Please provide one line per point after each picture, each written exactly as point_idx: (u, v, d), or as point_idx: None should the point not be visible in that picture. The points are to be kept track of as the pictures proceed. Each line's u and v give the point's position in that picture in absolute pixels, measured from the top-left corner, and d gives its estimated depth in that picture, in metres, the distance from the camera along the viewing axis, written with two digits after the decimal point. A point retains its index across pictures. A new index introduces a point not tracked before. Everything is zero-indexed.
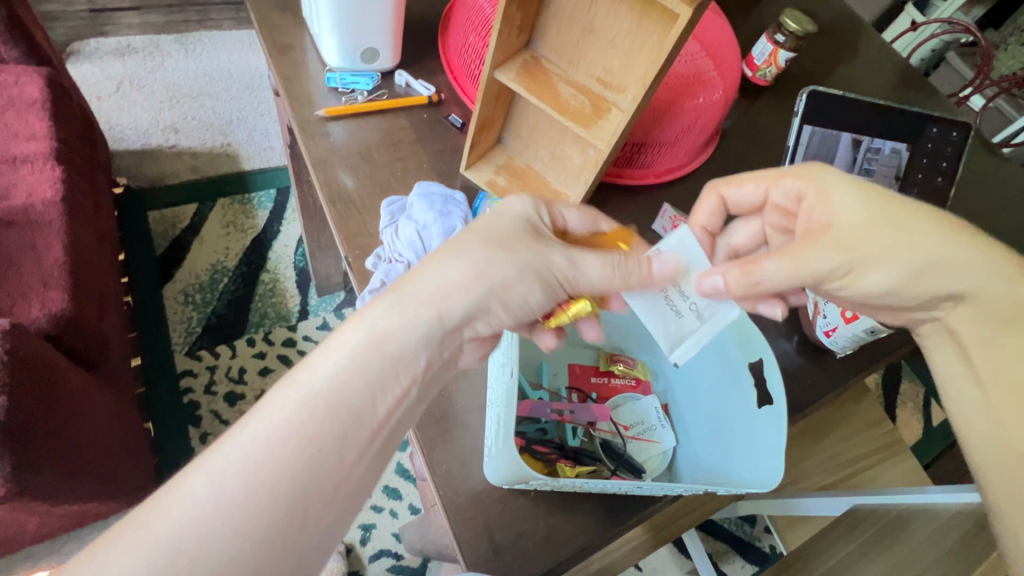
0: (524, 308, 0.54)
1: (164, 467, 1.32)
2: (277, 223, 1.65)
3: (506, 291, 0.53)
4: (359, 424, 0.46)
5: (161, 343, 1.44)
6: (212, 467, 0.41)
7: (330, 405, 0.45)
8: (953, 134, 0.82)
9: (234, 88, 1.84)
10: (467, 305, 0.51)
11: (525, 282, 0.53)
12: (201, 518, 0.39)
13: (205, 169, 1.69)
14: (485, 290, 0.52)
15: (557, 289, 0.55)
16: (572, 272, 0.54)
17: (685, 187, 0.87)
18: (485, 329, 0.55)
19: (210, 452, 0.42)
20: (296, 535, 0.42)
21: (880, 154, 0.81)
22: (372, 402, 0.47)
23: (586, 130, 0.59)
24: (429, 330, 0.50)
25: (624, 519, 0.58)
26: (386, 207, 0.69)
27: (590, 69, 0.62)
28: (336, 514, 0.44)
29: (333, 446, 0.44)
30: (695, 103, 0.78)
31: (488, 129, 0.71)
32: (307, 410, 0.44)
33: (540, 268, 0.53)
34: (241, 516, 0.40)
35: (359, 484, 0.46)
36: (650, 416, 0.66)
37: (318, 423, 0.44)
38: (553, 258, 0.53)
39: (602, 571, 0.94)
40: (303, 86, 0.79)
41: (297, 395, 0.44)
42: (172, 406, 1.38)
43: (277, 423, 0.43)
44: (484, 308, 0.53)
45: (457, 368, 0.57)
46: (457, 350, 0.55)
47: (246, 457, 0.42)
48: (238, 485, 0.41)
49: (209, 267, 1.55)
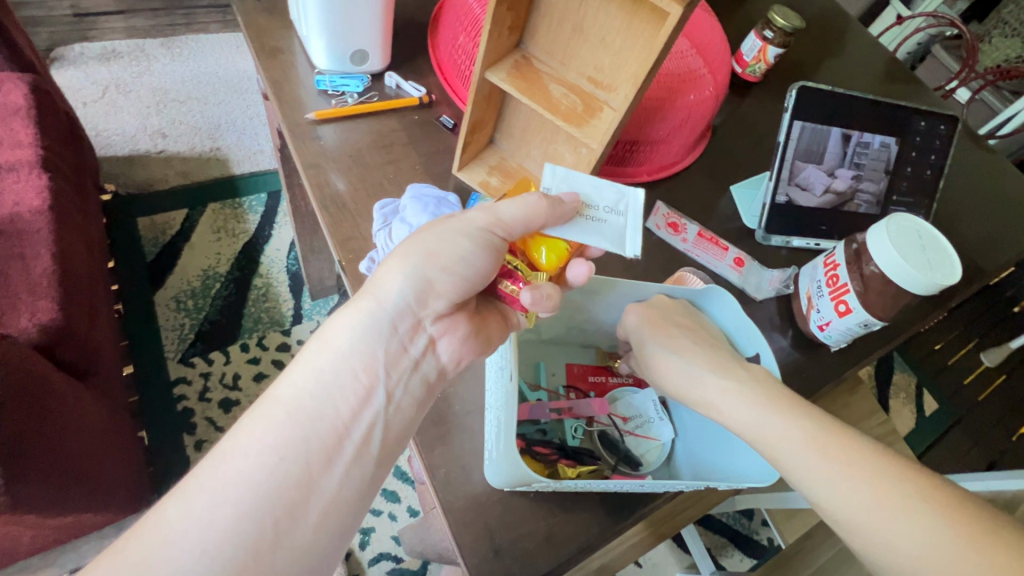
0: (463, 268, 0.54)
1: (159, 476, 1.30)
2: (268, 227, 1.64)
3: (435, 256, 0.53)
4: (323, 425, 0.47)
5: (153, 351, 1.42)
6: (183, 492, 0.42)
7: (288, 411, 0.46)
8: (940, 127, 0.83)
9: (223, 92, 1.82)
10: (406, 289, 0.53)
11: (450, 242, 0.53)
12: (174, 535, 0.41)
13: (194, 174, 1.67)
14: (415, 263, 0.53)
15: (490, 242, 0.54)
16: (496, 221, 0.53)
17: (678, 184, 0.87)
18: (437, 308, 0.55)
19: (181, 480, 0.43)
20: (269, 543, 0.43)
21: (869, 148, 0.81)
22: (334, 404, 0.48)
23: (578, 129, 0.59)
24: (373, 323, 0.51)
25: (624, 518, 0.58)
26: (378, 210, 0.68)
27: (581, 68, 0.62)
28: (313, 518, 0.45)
29: (296, 451, 0.45)
30: (685, 100, 0.78)
31: (480, 130, 0.71)
32: (262, 419, 0.45)
33: (472, 236, 0.53)
34: (212, 534, 0.41)
35: (335, 487, 0.46)
36: (647, 410, 0.66)
37: (277, 430, 0.45)
38: (470, 213, 0.53)
39: (602, 569, 0.94)
40: (293, 89, 0.78)
41: (251, 409, 0.46)
42: (166, 414, 1.37)
43: (235, 438, 0.45)
44: (425, 287, 0.53)
45: (429, 365, 0.55)
46: (416, 340, 0.54)
47: (210, 476, 0.43)
48: (206, 500, 0.42)
49: (201, 273, 1.54)
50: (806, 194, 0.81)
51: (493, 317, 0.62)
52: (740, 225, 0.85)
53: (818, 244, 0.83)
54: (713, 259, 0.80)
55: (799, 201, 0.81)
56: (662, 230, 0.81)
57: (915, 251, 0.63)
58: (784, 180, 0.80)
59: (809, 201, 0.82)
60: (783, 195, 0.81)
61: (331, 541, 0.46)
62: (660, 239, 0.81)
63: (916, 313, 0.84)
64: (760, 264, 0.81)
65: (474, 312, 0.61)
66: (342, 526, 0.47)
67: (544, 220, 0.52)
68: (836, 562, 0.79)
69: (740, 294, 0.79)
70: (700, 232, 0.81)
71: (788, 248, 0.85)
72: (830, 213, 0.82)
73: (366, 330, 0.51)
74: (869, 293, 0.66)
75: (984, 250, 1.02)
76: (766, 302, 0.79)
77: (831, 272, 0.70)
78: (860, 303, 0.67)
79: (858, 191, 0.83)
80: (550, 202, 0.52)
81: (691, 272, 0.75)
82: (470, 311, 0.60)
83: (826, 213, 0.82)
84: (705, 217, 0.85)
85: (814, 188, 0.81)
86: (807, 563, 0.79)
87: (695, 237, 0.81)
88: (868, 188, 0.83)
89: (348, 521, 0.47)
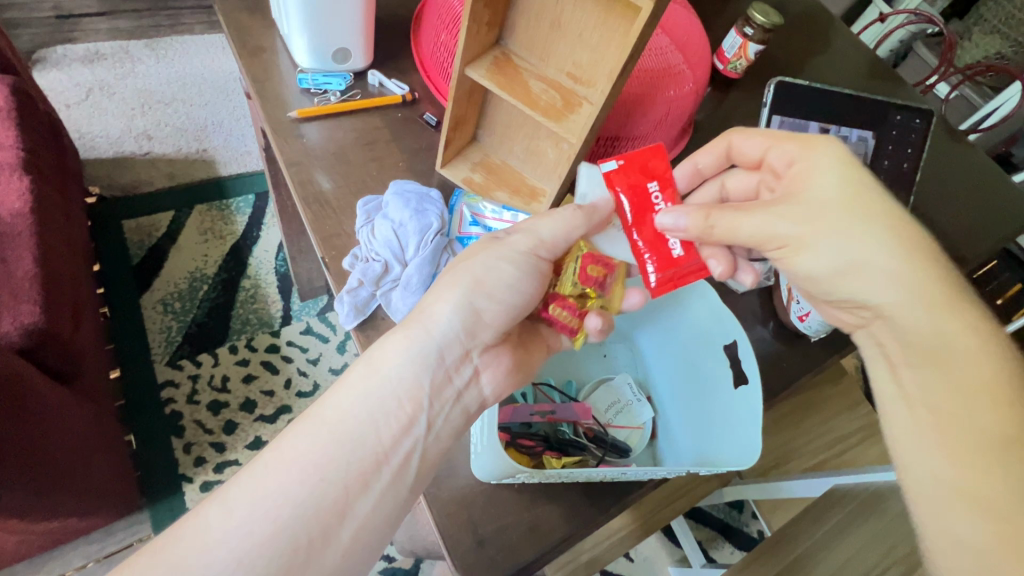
0: (510, 295, 0.57)
1: (147, 480, 1.29)
2: (256, 229, 1.63)
3: (482, 283, 0.57)
4: (364, 447, 0.47)
5: (141, 354, 1.41)
6: (225, 497, 0.43)
7: (335, 432, 0.47)
8: (916, 121, 0.85)
9: (208, 93, 1.81)
10: (456, 319, 0.55)
11: (496, 269, 0.57)
12: (213, 542, 0.41)
13: (180, 176, 1.66)
14: (463, 292, 0.56)
15: (537, 267, 0.58)
16: (538, 242, 0.58)
17: None
18: (481, 337, 0.56)
19: (224, 486, 0.44)
20: (300, 563, 0.42)
21: (847, 142, 0.83)
22: (376, 428, 0.48)
23: (557, 124, 0.60)
24: (421, 350, 0.53)
25: (607, 506, 0.59)
26: (361, 207, 0.69)
27: (560, 64, 0.63)
28: (344, 541, 0.45)
29: (337, 471, 0.46)
30: (666, 96, 0.79)
31: (462, 126, 0.72)
32: (310, 439, 0.46)
33: (515, 259, 0.57)
34: (249, 545, 0.41)
35: (370, 510, 0.46)
36: (624, 394, 0.68)
37: (324, 449, 0.46)
38: (513, 241, 0.58)
39: (591, 563, 0.95)
40: (275, 88, 0.78)
41: (301, 425, 0.47)
42: (154, 418, 1.36)
43: (283, 453, 0.45)
44: (473, 316, 0.56)
45: (472, 397, 0.55)
46: (461, 369, 0.55)
47: (257, 485, 0.44)
48: (247, 511, 0.42)
49: (189, 275, 1.53)
50: None
51: (538, 349, 0.63)
52: None
53: None
54: None
55: None
56: None
57: None
58: None
59: None
60: None
61: (360, 567, 0.46)
62: None
63: None
64: None
65: (516, 343, 0.62)
66: (371, 554, 0.46)
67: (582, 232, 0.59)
68: (818, 549, 0.80)
69: (722, 287, 0.81)
70: None
71: None
72: None
73: (416, 358, 0.52)
74: None
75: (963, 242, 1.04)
76: (747, 294, 0.81)
77: None
78: None
79: None
80: (584, 213, 0.59)
81: None
82: (512, 343, 0.61)
83: None
84: None
85: None
86: (791, 552, 0.80)
87: None
88: None
89: (377, 550, 0.47)
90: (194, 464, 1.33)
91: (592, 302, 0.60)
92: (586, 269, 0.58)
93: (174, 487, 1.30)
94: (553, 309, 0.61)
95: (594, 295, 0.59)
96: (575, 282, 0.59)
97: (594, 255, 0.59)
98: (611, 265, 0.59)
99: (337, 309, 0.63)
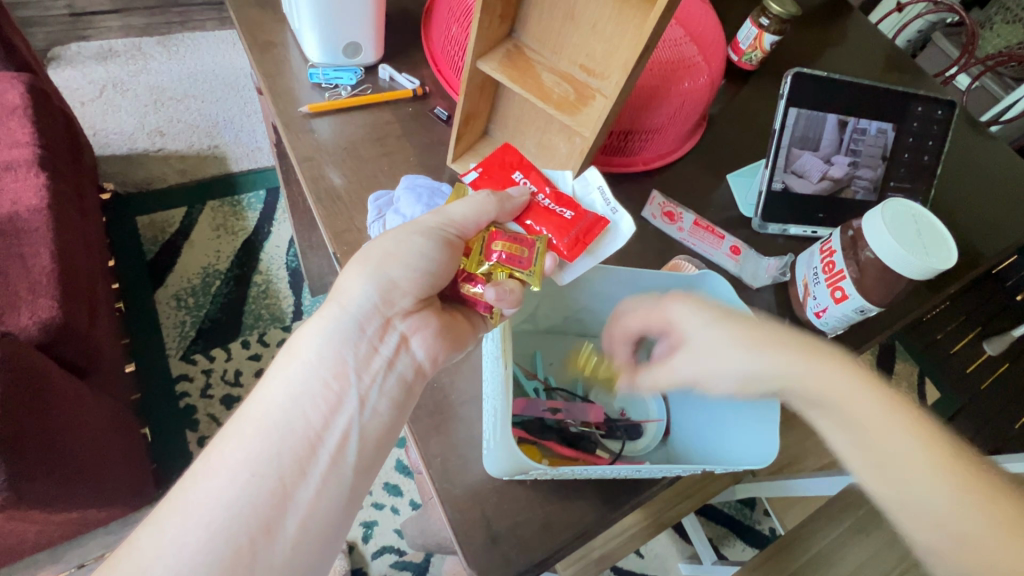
0: (427, 263, 0.55)
1: (162, 473, 1.31)
2: (267, 224, 1.64)
3: (392, 256, 0.55)
4: (294, 436, 0.47)
5: (155, 348, 1.43)
6: (156, 520, 0.43)
7: (259, 431, 0.47)
8: (937, 113, 0.83)
9: (218, 89, 1.82)
10: (368, 289, 0.54)
11: (406, 242, 0.55)
12: (146, 565, 0.41)
13: (193, 172, 1.67)
14: (371, 266, 0.54)
15: (448, 241, 0.56)
16: (449, 220, 0.57)
17: (674, 173, 0.87)
18: (402, 303, 0.55)
19: (154, 509, 0.44)
20: (246, 564, 0.42)
21: (866, 134, 0.81)
22: (304, 413, 0.48)
23: (570, 118, 0.59)
24: (339, 327, 0.52)
25: (620, 504, 0.58)
26: (372, 203, 0.68)
27: (573, 56, 0.62)
28: (292, 535, 0.45)
29: (268, 465, 0.46)
30: (680, 89, 0.78)
31: (473, 121, 0.71)
32: (234, 440, 0.46)
33: (426, 232, 0.55)
34: (186, 557, 0.41)
35: (312, 497, 0.46)
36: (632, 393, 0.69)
37: (251, 450, 0.46)
38: (423, 219, 0.56)
39: (602, 560, 0.95)
40: (286, 83, 0.78)
41: (225, 432, 0.47)
42: (169, 412, 1.38)
43: (210, 463, 0.45)
44: (387, 285, 0.54)
45: (405, 363, 0.55)
46: (386, 338, 0.54)
47: (185, 498, 0.43)
48: (179, 528, 0.42)
49: (201, 270, 1.54)
50: (802, 180, 0.81)
51: (462, 317, 0.62)
52: (736, 214, 0.85)
53: (815, 231, 0.83)
54: (710, 248, 0.80)
55: (796, 188, 0.81)
56: (658, 219, 0.81)
57: (911, 236, 0.63)
58: (780, 167, 0.80)
59: (805, 188, 0.81)
60: (779, 182, 0.81)
61: (316, 557, 0.46)
62: (657, 228, 0.81)
63: (914, 300, 0.84)
64: (757, 253, 0.82)
65: (445, 310, 0.60)
66: (324, 541, 0.46)
67: (495, 212, 0.59)
68: (833, 548, 0.79)
69: (737, 283, 0.79)
70: (696, 221, 0.81)
71: (785, 237, 0.84)
72: (826, 200, 0.82)
73: (334, 336, 0.52)
74: (865, 278, 0.66)
75: (984, 236, 1.02)
76: (763, 290, 0.79)
77: (827, 259, 0.70)
78: (856, 288, 0.67)
79: (855, 177, 0.82)
80: (495, 197, 0.59)
81: (688, 260, 0.75)
82: (439, 308, 0.60)
83: (823, 200, 0.82)
84: (702, 206, 0.85)
85: (810, 175, 0.81)
86: (804, 551, 0.79)
87: (691, 225, 0.81)
88: (865, 174, 0.83)
89: (330, 537, 0.47)
90: None
91: (504, 276, 0.57)
92: (495, 242, 0.57)
93: None
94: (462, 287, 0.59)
95: (503, 266, 0.56)
96: (483, 259, 0.58)
97: (499, 232, 0.58)
98: (518, 239, 0.57)
99: None
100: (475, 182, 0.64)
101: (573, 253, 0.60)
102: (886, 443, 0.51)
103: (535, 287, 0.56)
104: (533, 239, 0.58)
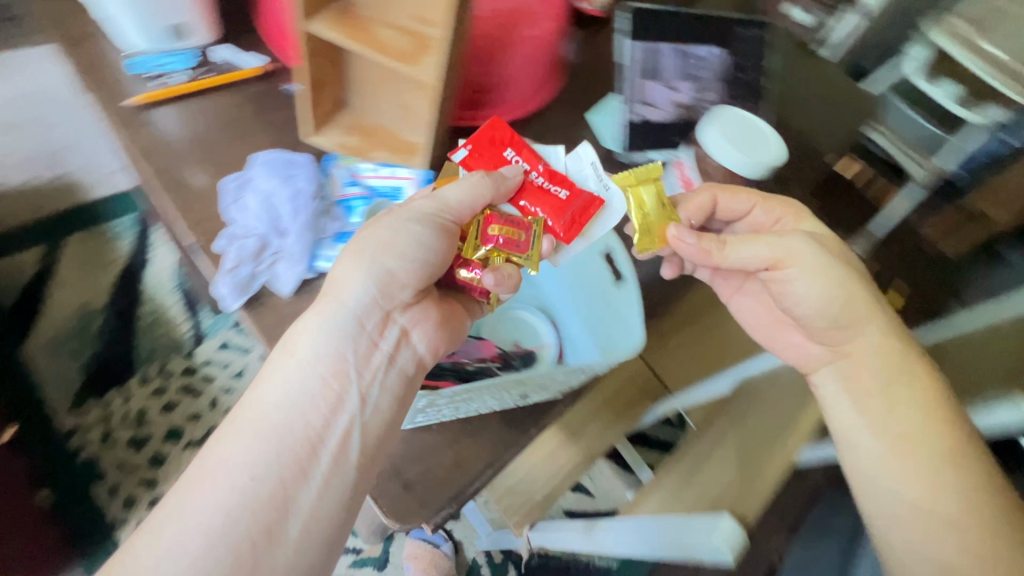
0: (424, 254, 0.58)
1: (70, 538, 1.19)
2: (143, 250, 1.47)
3: (394, 246, 0.57)
4: (293, 436, 0.49)
5: (33, 407, 1.28)
6: (153, 528, 0.45)
7: (260, 430, 0.49)
8: (756, 32, 0.90)
9: (23, 106, 1.46)
10: (366, 286, 0.56)
11: (405, 230, 0.57)
12: (153, 563, 0.44)
13: (41, 205, 1.47)
14: (366, 262, 0.56)
15: (446, 228, 0.59)
16: (444, 206, 0.59)
17: (542, 120, 0.90)
18: (401, 297, 0.58)
19: (153, 515, 0.46)
20: (249, 565, 0.45)
21: (702, 60, 0.88)
22: (305, 414, 0.50)
23: (404, 67, 0.59)
24: (339, 323, 0.55)
25: (528, 428, 0.62)
26: (224, 184, 0.67)
27: (403, 9, 0.61)
28: (293, 537, 0.47)
29: (270, 468, 0.48)
30: (524, 35, 0.80)
31: (324, 89, 0.69)
32: (239, 441, 0.48)
33: (424, 221, 0.58)
34: (186, 558, 0.44)
35: (314, 500, 0.49)
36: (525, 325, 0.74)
37: (254, 450, 0.48)
38: (416, 203, 0.59)
39: (544, 499, 1.00)
40: (111, 79, 0.71)
41: (227, 430, 0.49)
42: (69, 474, 1.25)
43: (213, 461, 0.47)
44: (388, 278, 0.57)
45: (406, 357, 0.57)
46: (387, 333, 0.56)
47: (189, 503, 0.46)
48: (179, 532, 0.45)
49: (75, 312, 1.39)
50: (654, 110, 0.88)
51: (458, 303, 0.65)
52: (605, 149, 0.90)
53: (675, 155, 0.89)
54: None
55: (650, 118, 0.88)
56: None
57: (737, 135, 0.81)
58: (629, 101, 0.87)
59: (659, 117, 0.88)
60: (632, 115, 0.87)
61: (321, 555, 0.48)
62: None
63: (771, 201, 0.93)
64: None
65: (442, 298, 0.63)
66: (329, 540, 0.49)
67: (486, 195, 0.60)
68: None
69: None
70: None
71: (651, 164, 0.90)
72: (681, 125, 0.88)
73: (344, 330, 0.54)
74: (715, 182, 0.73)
75: None
76: None
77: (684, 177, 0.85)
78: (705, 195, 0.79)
79: (702, 101, 0.89)
80: (489, 180, 0.61)
81: None
82: (438, 298, 0.62)
83: (678, 126, 0.88)
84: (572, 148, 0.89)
85: (659, 104, 0.88)
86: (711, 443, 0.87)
87: None
88: (709, 97, 0.89)
89: (334, 534, 0.50)
90: (123, 506, 1.25)
91: (501, 260, 0.62)
92: (491, 227, 0.62)
93: (102, 541, 1.21)
94: (462, 273, 0.64)
95: (500, 250, 0.62)
96: (479, 244, 0.63)
97: (495, 216, 0.63)
98: (512, 225, 0.62)
99: (220, 295, 0.61)
100: (466, 161, 0.66)
101: (569, 234, 0.65)
102: (876, 404, 0.65)
103: (532, 270, 0.62)
104: (528, 223, 0.63)
